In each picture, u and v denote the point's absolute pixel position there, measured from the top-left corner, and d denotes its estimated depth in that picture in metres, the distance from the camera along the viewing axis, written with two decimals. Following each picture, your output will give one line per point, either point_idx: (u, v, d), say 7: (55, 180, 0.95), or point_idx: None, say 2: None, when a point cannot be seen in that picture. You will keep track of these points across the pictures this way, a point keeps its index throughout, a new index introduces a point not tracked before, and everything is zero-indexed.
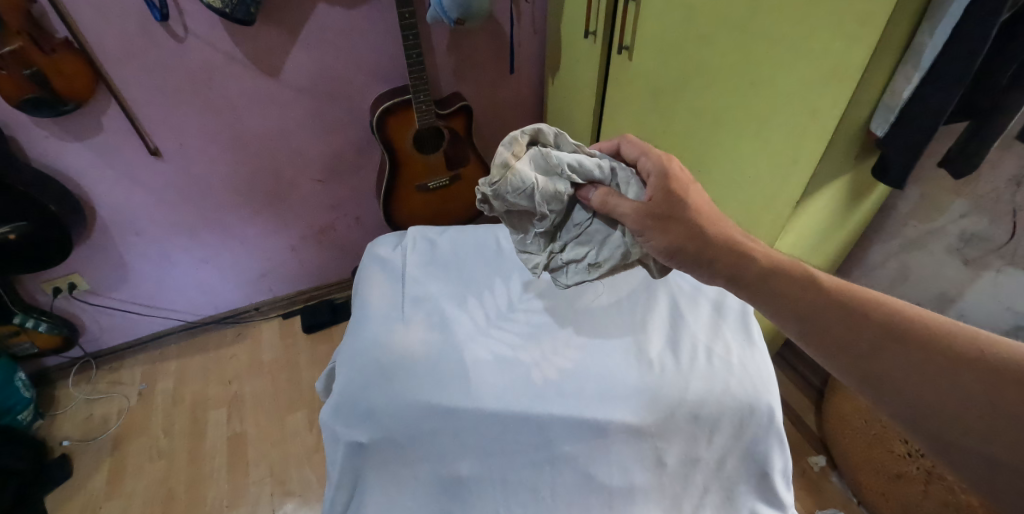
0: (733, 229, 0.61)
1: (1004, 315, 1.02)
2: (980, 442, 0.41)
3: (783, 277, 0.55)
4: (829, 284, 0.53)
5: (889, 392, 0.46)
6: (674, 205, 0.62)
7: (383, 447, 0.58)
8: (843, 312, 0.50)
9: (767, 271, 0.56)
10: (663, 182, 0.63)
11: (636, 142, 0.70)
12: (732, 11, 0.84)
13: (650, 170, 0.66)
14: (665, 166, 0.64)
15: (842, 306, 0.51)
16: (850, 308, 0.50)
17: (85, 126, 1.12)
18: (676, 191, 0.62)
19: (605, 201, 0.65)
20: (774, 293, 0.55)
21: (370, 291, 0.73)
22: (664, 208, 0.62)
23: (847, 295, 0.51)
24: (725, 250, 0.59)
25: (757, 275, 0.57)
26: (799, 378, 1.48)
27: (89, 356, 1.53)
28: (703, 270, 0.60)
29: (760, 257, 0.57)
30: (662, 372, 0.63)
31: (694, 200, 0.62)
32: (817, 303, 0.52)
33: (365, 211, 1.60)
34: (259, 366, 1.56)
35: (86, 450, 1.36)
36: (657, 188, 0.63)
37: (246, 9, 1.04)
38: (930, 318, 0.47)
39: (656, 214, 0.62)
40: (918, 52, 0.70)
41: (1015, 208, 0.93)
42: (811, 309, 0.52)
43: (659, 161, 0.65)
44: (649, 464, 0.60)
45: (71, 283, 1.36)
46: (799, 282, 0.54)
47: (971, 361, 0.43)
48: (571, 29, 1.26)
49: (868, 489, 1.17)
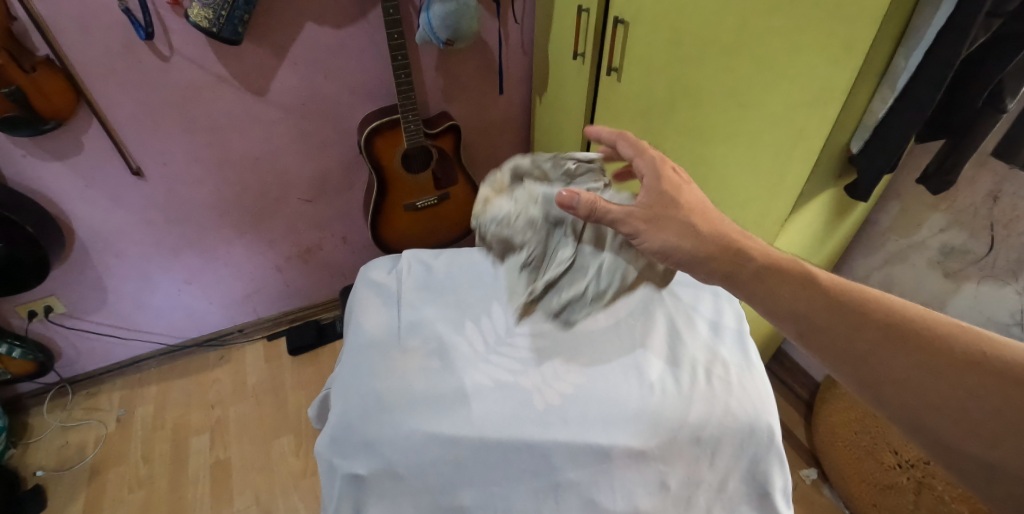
0: (733, 229, 0.62)
1: (985, 325, 1.03)
2: (986, 448, 0.41)
3: (781, 276, 0.55)
4: (828, 284, 0.53)
5: (888, 396, 0.46)
6: (667, 204, 0.63)
7: (382, 479, 0.57)
8: (842, 313, 0.50)
9: (765, 269, 0.57)
10: (657, 183, 0.65)
11: (632, 139, 0.70)
12: (718, 35, 0.86)
13: (643, 170, 0.67)
14: (659, 168, 0.66)
15: (840, 306, 0.50)
16: (847, 310, 0.50)
17: (65, 145, 1.10)
18: (669, 191, 0.64)
19: (592, 208, 0.63)
20: (771, 292, 0.55)
21: (366, 317, 0.72)
22: (657, 207, 0.63)
23: (846, 294, 0.51)
24: (723, 250, 0.59)
25: (754, 275, 0.57)
26: (788, 390, 1.49)
27: (65, 381, 1.48)
28: (699, 268, 0.61)
29: (759, 256, 0.58)
30: (664, 395, 0.62)
31: (690, 201, 0.64)
32: (815, 303, 0.52)
33: (352, 231, 1.58)
34: (244, 389, 1.52)
35: (62, 479, 1.31)
36: (652, 189, 0.65)
37: (234, 28, 1.03)
38: (931, 319, 0.47)
39: (648, 214, 0.63)
40: (894, 75, 0.72)
41: (992, 222, 0.96)
42: (809, 308, 0.52)
43: (653, 162, 0.67)
44: (653, 487, 0.59)
45: (47, 306, 1.31)
46: (795, 282, 0.54)
47: (977, 365, 0.43)
48: (558, 49, 1.28)
49: (859, 501, 1.17)
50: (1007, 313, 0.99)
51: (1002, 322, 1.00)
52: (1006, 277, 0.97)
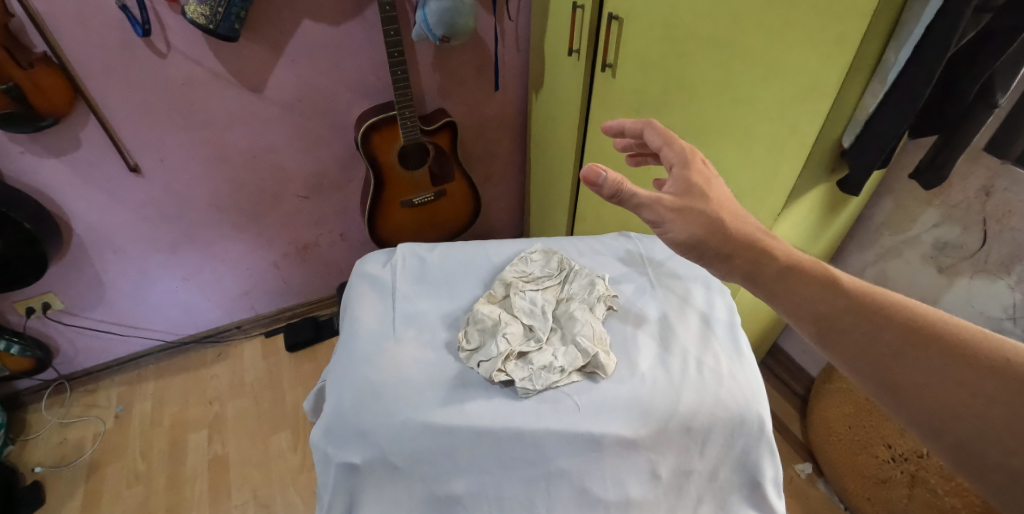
0: (758, 229, 0.60)
1: (978, 320, 1.04)
2: (1001, 453, 0.39)
3: (802, 277, 0.54)
4: (848, 286, 0.51)
5: (906, 400, 0.45)
6: (695, 195, 0.62)
7: (377, 467, 0.58)
8: (861, 315, 0.49)
9: (786, 268, 0.55)
10: (685, 171, 0.64)
11: (660, 128, 0.69)
12: (711, 31, 0.87)
13: (672, 159, 0.66)
14: (688, 158, 0.65)
15: (860, 308, 0.49)
16: (868, 313, 0.49)
17: (63, 142, 1.10)
18: (698, 182, 0.63)
19: (618, 190, 0.63)
20: (790, 293, 0.54)
21: (361, 309, 0.72)
22: (685, 197, 0.62)
23: (866, 296, 0.50)
24: (746, 247, 0.58)
25: (774, 275, 0.56)
26: (783, 386, 1.50)
27: (63, 378, 1.48)
28: (720, 263, 0.60)
29: (781, 256, 0.56)
30: (655, 385, 0.63)
31: (717, 193, 0.62)
32: (833, 304, 0.51)
33: (350, 227, 1.59)
34: (242, 385, 1.53)
35: (60, 475, 1.31)
36: (679, 177, 0.64)
37: (231, 25, 1.03)
38: (953, 324, 0.45)
39: (677, 203, 0.62)
40: (885, 69, 0.72)
41: (985, 217, 0.96)
42: (826, 310, 0.51)
43: (682, 152, 0.66)
44: (644, 476, 0.61)
45: (45, 303, 1.32)
46: (815, 283, 0.53)
47: (996, 370, 0.41)
48: (554, 45, 1.28)
49: (853, 495, 1.18)
50: (1000, 307, 1.00)
51: (995, 316, 1.01)
52: (998, 271, 0.98)
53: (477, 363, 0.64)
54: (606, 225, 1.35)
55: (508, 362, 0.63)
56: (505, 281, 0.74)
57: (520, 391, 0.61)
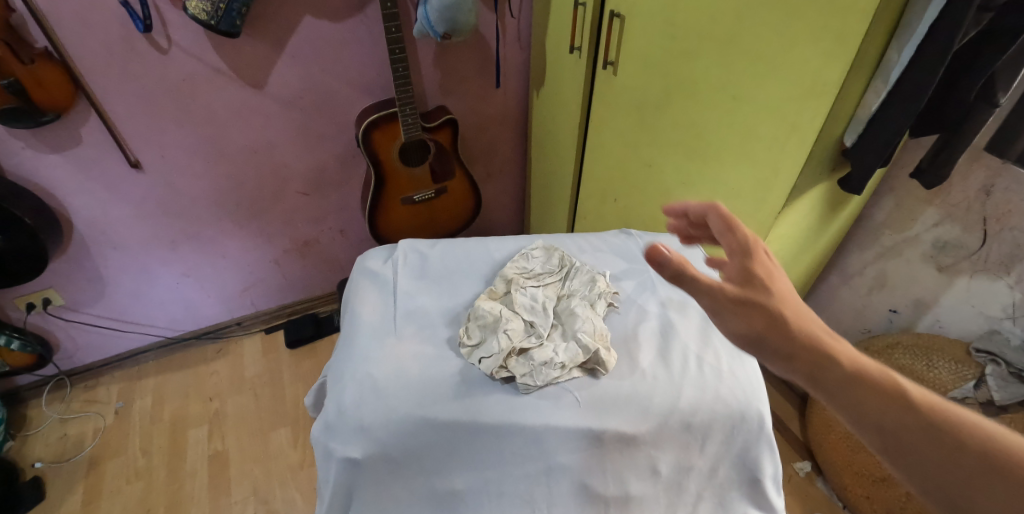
0: (812, 322, 0.46)
1: (978, 319, 1.04)
2: None
3: (870, 388, 0.41)
4: (934, 408, 0.39)
5: None
6: (759, 289, 0.48)
7: (378, 462, 0.58)
8: (963, 461, 0.37)
9: (856, 376, 0.42)
10: (748, 261, 0.50)
11: (726, 213, 0.55)
12: (713, 29, 0.86)
13: (734, 247, 0.52)
14: (757, 248, 0.51)
15: (960, 450, 0.37)
16: (956, 453, 0.37)
17: (64, 137, 1.10)
18: (764, 273, 0.49)
19: (677, 272, 0.48)
20: (863, 409, 0.41)
21: (362, 304, 0.72)
22: (748, 290, 0.48)
23: (955, 430, 0.38)
24: (808, 344, 0.44)
25: (832, 381, 0.42)
26: (782, 384, 1.51)
27: (63, 373, 1.49)
28: (776, 361, 0.45)
29: (842, 359, 0.43)
30: (655, 381, 0.63)
31: (785, 292, 0.48)
32: (910, 430, 0.39)
33: (350, 224, 1.59)
34: (242, 382, 1.53)
35: (60, 471, 1.32)
36: (742, 266, 0.49)
37: (232, 21, 1.03)
38: None
39: (739, 295, 0.47)
40: (887, 69, 0.73)
41: (985, 216, 0.96)
42: (903, 439, 0.39)
43: (750, 241, 0.51)
44: (644, 472, 0.62)
45: (46, 298, 1.32)
46: (886, 397, 0.40)
47: None
48: (555, 43, 1.28)
49: (851, 493, 1.18)
50: (1000, 307, 1.00)
51: (995, 316, 1.01)
52: (998, 271, 0.98)
53: (478, 359, 0.63)
54: (607, 222, 1.36)
55: (510, 358, 0.63)
56: (506, 278, 0.74)
57: (521, 387, 0.61)
